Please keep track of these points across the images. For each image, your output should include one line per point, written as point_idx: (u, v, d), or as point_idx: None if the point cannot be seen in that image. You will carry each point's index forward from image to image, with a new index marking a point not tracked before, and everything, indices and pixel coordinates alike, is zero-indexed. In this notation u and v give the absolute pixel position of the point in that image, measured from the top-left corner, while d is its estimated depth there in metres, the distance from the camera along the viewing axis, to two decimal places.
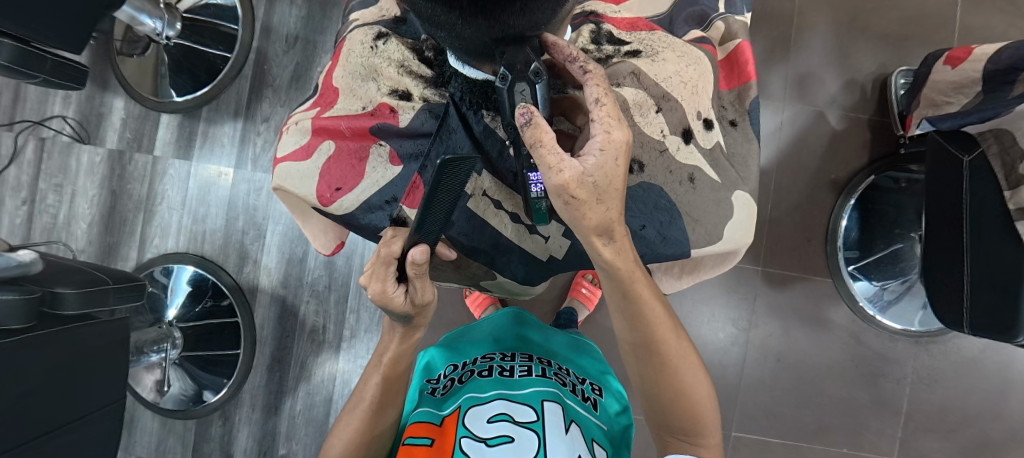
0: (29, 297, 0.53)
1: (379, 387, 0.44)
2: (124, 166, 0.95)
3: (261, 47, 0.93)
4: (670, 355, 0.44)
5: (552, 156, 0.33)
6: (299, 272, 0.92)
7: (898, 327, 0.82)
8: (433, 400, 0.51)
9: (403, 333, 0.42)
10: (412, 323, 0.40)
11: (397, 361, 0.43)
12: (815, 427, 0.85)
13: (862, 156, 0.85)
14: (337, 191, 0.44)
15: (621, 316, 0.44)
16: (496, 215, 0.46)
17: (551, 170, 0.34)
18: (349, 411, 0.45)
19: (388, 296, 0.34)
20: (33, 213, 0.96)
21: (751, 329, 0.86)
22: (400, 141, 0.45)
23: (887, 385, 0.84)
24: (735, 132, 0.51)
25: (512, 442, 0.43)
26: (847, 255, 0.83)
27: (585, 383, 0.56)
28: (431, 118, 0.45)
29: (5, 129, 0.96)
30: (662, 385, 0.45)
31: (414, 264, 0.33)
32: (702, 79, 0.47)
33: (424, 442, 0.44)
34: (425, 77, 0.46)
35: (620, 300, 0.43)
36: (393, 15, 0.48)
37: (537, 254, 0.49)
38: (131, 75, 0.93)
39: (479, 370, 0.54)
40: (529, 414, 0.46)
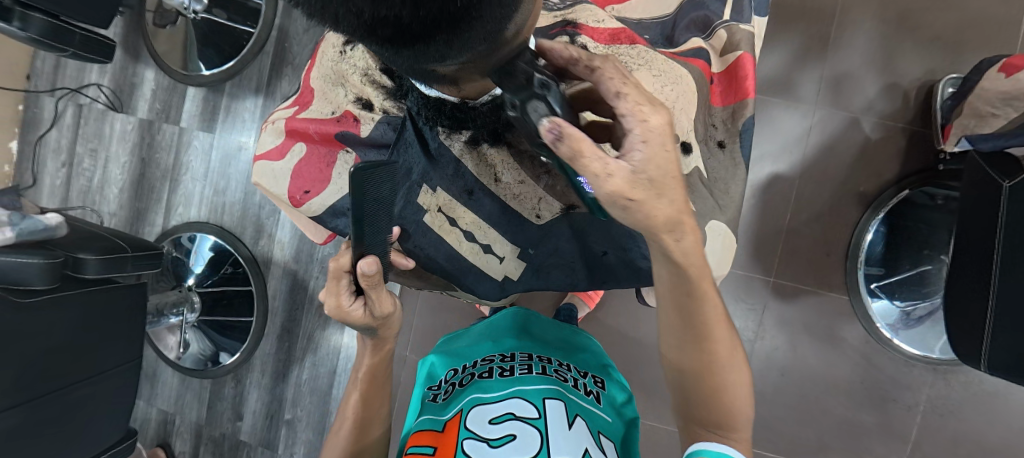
0: (51, 262, 0.57)
1: (359, 402, 0.48)
2: (153, 135, 0.99)
3: (283, 24, 0.94)
4: (718, 353, 0.42)
5: (596, 164, 0.27)
6: (309, 248, 0.94)
7: (916, 353, 0.77)
8: (436, 407, 0.52)
9: (372, 346, 0.47)
10: (380, 333, 0.44)
11: (370, 373, 0.49)
12: (815, 446, 0.82)
13: (896, 169, 0.79)
14: (306, 194, 0.46)
15: (672, 311, 0.41)
16: (450, 232, 0.45)
17: (599, 178, 0.28)
18: (333, 433, 0.49)
19: (346, 308, 0.38)
20: (71, 176, 1.02)
21: (756, 341, 0.84)
22: (364, 150, 0.44)
23: (897, 410, 0.80)
24: (721, 154, 0.48)
25: (514, 440, 0.42)
26: (869, 271, 0.79)
27: (586, 378, 0.56)
28: (389, 130, 0.42)
29: (48, 94, 1.01)
30: (705, 381, 0.42)
31: (367, 275, 0.35)
32: (681, 99, 0.43)
33: (426, 448, 0.45)
34: (386, 87, 0.42)
35: (680, 299, 0.40)
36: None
37: (492, 273, 0.49)
38: (162, 47, 0.96)
39: (480, 372, 0.54)
40: (532, 411, 0.46)
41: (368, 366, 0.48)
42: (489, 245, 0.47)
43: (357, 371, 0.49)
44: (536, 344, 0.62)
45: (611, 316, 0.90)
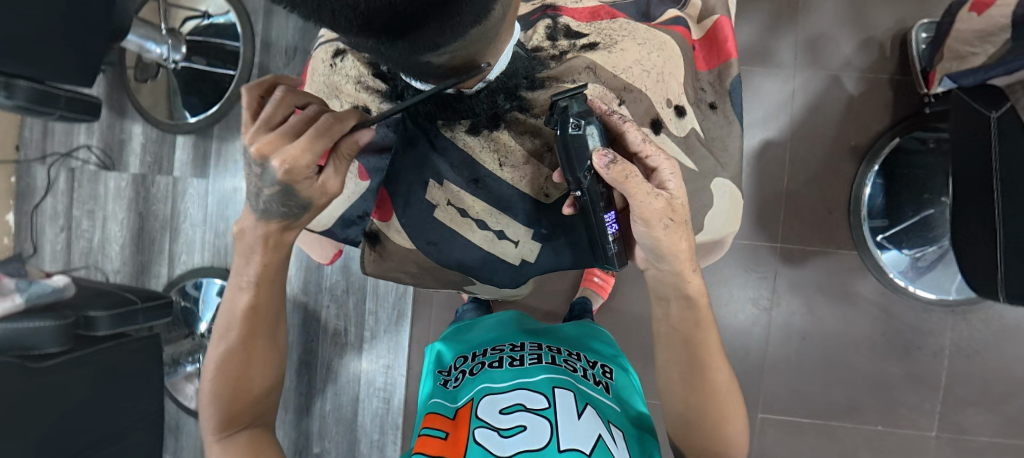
0: (61, 322, 0.57)
1: (245, 310, 0.42)
2: (148, 188, 0.99)
3: (263, 62, 0.95)
4: (727, 393, 0.44)
5: (643, 185, 0.36)
6: (317, 278, 0.94)
7: (932, 297, 0.78)
8: (445, 394, 0.52)
9: (268, 247, 0.39)
10: (302, 218, 0.38)
11: (261, 282, 0.41)
12: (847, 405, 0.82)
13: (884, 119, 0.80)
14: None
15: (680, 342, 0.44)
16: (464, 223, 0.44)
17: (649, 196, 0.36)
18: (217, 336, 0.43)
19: (305, 173, 0.33)
20: (71, 239, 1.02)
21: (773, 308, 0.83)
22: (366, 157, 0.47)
23: (922, 358, 0.80)
24: (715, 115, 0.50)
25: (524, 431, 0.42)
26: (873, 224, 0.79)
27: (595, 368, 0.55)
28: (389, 132, 0.44)
29: (38, 162, 1.02)
30: (705, 417, 0.44)
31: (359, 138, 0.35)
32: (668, 65, 0.44)
33: (438, 433, 0.45)
34: (380, 91, 0.41)
35: (687, 327, 0.44)
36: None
37: (509, 258, 0.47)
38: (146, 100, 0.97)
39: (489, 361, 0.54)
40: (541, 401, 0.45)
41: (261, 274, 0.41)
42: (502, 231, 0.45)
43: (245, 271, 0.41)
44: (542, 335, 0.61)
45: (625, 303, 0.89)
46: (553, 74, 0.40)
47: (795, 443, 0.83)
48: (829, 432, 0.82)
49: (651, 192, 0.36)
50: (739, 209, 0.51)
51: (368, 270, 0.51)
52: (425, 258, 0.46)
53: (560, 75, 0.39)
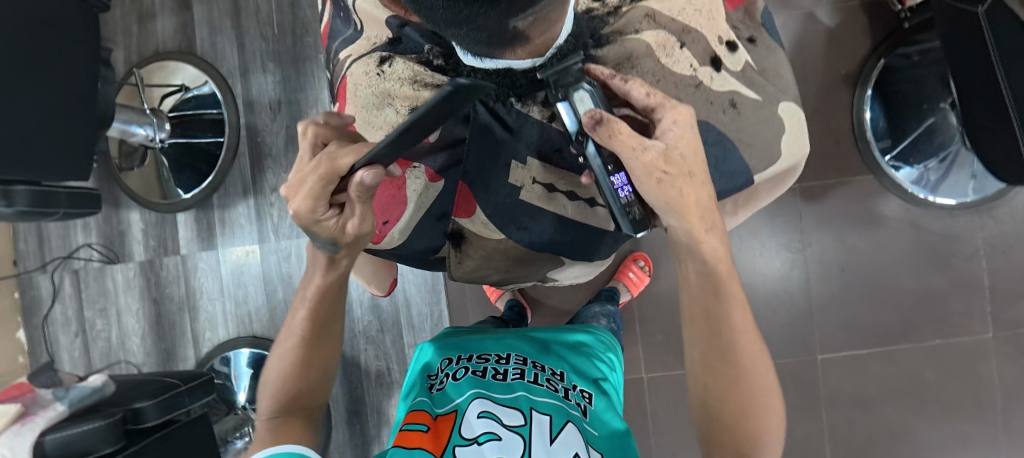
0: (109, 421, 0.54)
1: (306, 323, 0.41)
2: (157, 272, 0.97)
3: (249, 122, 0.94)
4: (762, 388, 0.34)
5: (631, 139, 0.34)
6: (349, 323, 0.92)
7: (954, 204, 0.78)
8: (429, 396, 0.47)
9: (327, 262, 0.39)
10: (340, 254, 0.38)
11: (323, 295, 0.41)
12: (901, 327, 0.82)
13: (865, 43, 0.82)
14: (384, 224, 0.48)
15: (698, 316, 0.36)
16: (553, 199, 0.47)
17: (636, 150, 0.34)
18: (278, 340, 0.41)
19: (316, 215, 0.34)
20: (88, 342, 0.99)
21: (805, 248, 0.84)
22: (430, 158, 0.46)
23: (961, 263, 0.80)
24: (757, 48, 0.50)
25: (497, 441, 0.38)
26: (880, 146, 0.80)
27: (577, 389, 0.49)
28: (459, 123, 0.44)
29: (40, 271, 0.99)
30: (728, 410, 0.34)
31: (363, 186, 0.31)
32: (713, 4, 0.47)
33: (419, 427, 0.41)
34: (442, 85, 0.47)
35: (697, 294, 0.36)
36: (387, 37, 0.50)
37: (602, 225, 0.49)
38: (138, 186, 0.95)
39: (473, 369, 0.49)
40: (517, 417, 0.41)
41: (321, 286, 0.40)
42: (592, 199, 0.48)
43: (309, 282, 0.41)
44: (532, 348, 0.56)
45: None
46: (616, 28, 0.46)
47: (858, 376, 0.83)
48: (889, 357, 0.82)
49: (637, 143, 0.34)
50: (803, 129, 0.50)
51: (456, 276, 0.54)
52: (519, 244, 0.49)
53: (623, 28, 0.46)
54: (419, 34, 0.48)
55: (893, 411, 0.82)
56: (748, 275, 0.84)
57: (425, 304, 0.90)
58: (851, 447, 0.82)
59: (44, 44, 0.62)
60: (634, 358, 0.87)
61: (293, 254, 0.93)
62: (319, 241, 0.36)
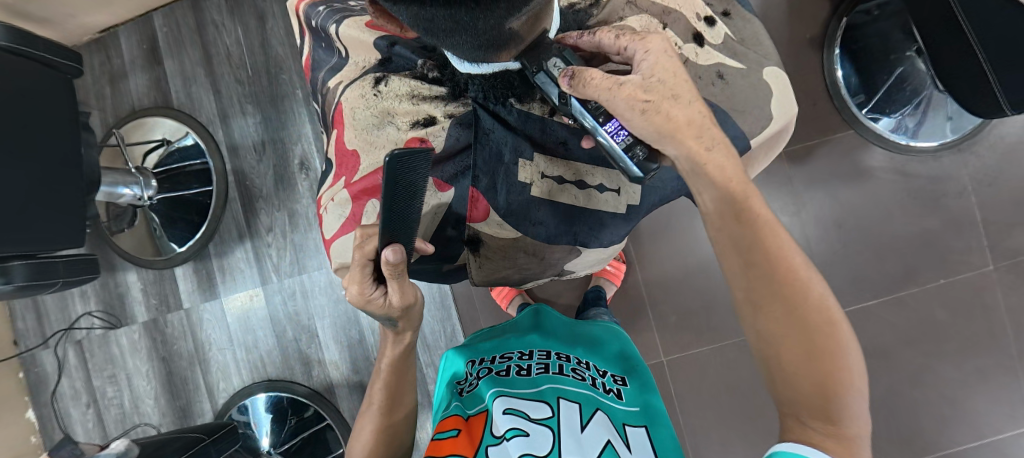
0: None
1: (383, 394, 0.46)
2: (163, 330, 0.96)
3: (235, 167, 0.94)
4: (821, 313, 0.32)
5: (605, 82, 0.36)
6: (363, 352, 0.92)
7: (935, 145, 0.81)
8: (460, 399, 0.48)
9: (393, 336, 0.45)
10: (399, 325, 0.43)
11: (395, 362, 0.46)
12: (904, 272, 0.83)
13: (825, 6, 0.84)
14: None
15: (729, 249, 0.36)
16: (563, 190, 0.49)
17: (613, 89, 0.36)
18: (360, 415, 0.47)
19: (367, 295, 0.39)
20: (100, 411, 0.97)
21: (800, 210, 0.86)
22: (440, 167, 0.47)
23: (952, 202, 0.82)
24: (733, 20, 0.51)
25: (526, 438, 0.39)
26: (857, 101, 0.83)
27: (605, 376, 0.51)
28: (464, 129, 0.46)
29: (42, 347, 0.97)
30: (791, 334, 0.33)
31: (388, 264, 0.35)
32: None
33: (451, 434, 0.41)
34: (440, 95, 0.48)
35: (733, 224, 0.36)
36: (376, 57, 0.51)
37: (614, 209, 0.50)
38: (131, 246, 0.94)
39: (497, 369, 0.50)
40: (545, 410, 0.42)
41: (392, 356, 0.46)
42: (600, 185, 0.49)
43: (382, 359, 0.47)
44: (554, 340, 0.57)
45: None
46: (602, 19, 0.47)
47: (871, 327, 0.84)
48: (898, 304, 0.83)
49: (611, 82, 0.36)
50: (789, 91, 0.50)
51: (479, 281, 0.53)
52: (537, 241, 0.49)
53: (608, 17, 0.47)
54: (409, 51, 0.49)
55: (911, 356, 0.83)
56: None
57: (436, 322, 0.90)
58: (877, 398, 0.83)
59: (23, 116, 0.62)
60: (651, 343, 0.88)
61: (297, 291, 0.93)
62: (379, 317, 0.42)
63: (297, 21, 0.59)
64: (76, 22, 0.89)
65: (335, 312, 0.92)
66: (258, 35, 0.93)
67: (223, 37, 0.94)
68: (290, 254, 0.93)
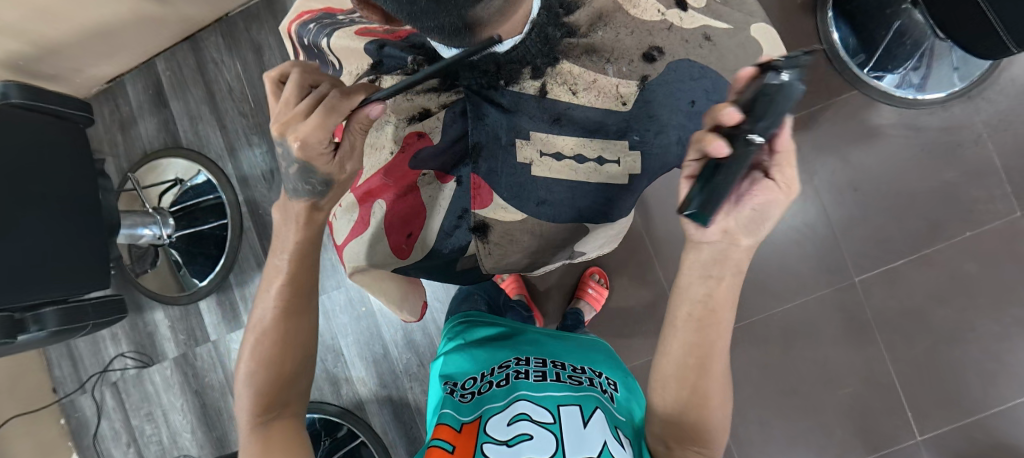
0: None
1: (281, 297, 0.42)
2: (193, 364, 0.98)
3: (248, 198, 0.96)
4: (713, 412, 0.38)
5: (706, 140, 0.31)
6: (389, 365, 0.92)
7: (942, 96, 0.79)
8: (455, 406, 0.46)
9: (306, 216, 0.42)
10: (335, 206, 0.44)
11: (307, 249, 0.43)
12: (928, 229, 0.81)
13: None
14: (409, 237, 0.51)
15: (681, 336, 0.37)
16: (563, 165, 0.48)
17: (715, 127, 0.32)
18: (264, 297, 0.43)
19: None
20: (141, 450, 0.99)
21: (812, 178, 0.84)
22: (438, 161, 0.50)
23: (969, 151, 0.80)
24: None
25: (530, 440, 0.38)
26: (857, 61, 0.81)
27: (600, 378, 0.50)
28: (456, 117, 0.50)
29: (80, 392, 1.00)
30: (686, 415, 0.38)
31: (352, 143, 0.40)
32: None
33: (444, 448, 0.40)
34: (435, 87, 0.51)
35: (688, 323, 0.37)
36: (368, 62, 0.50)
37: (619, 180, 0.49)
38: (156, 285, 0.97)
39: (497, 379, 0.48)
40: (547, 414, 0.41)
41: (302, 239, 0.43)
42: (600, 157, 0.48)
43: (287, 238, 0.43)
44: (546, 346, 0.56)
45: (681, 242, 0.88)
46: None
47: (901, 288, 0.82)
48: (925, 262, 0.81)
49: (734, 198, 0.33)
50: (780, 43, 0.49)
51: (489, 271, 0.53)
52: (542, 221, 0.49)
53: None
54: (399, 50, 0.48)
55: (946, 313, 0.80)
56: None
57: None
58: (917, 361, 0.81)
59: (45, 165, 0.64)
60: None
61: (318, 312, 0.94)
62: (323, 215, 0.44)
63: (292, 45, 0.60)
64: (85, 75, 0.93)
65: (358, 330, 0.93)
66: (257, 67, 0.96)
67: (223, 73, 0.97)
68: None
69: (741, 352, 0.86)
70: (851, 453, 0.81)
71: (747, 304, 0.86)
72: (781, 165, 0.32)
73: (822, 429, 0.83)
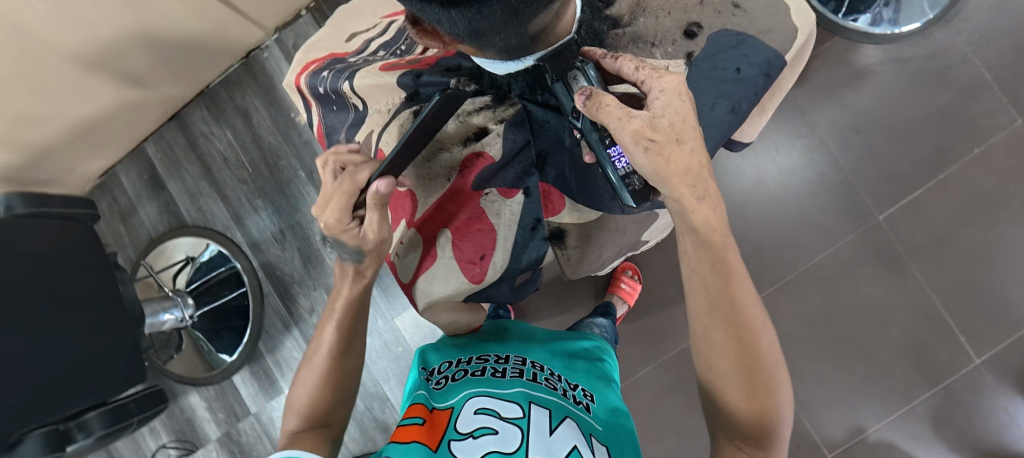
0: None
1: (336, 334, 0.45)
2: (237, 440, 0.95)
3: (263, 262, 0.96)
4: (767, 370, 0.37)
5: (618, 110, 0.38)
6: None
7: (919, 25, 0.81)
8: (428, 391, 0.48)
9: (354, 274, 0.47)
10: (366, 262, 0.46)
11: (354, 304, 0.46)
12: (936, 154, 0.82)
13: None
14: (483, 258, 0.54)
15: (698, 288, 0.39)
16: None
17: (622, 119, 0.38)
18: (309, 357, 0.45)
19: (343, 225, 0.44)
20: None
21: (813, 128, 0.85)
22: (501, 178, 0.52)
23: (958, 71, 0.81)
24: None
25: (494, 435, 0.38)
26: (830, 9, 0.83)
27: (577, 389, 0.49)
28: (516, 129, 0.51)
29: None
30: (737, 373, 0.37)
31: (379, 195, 0.41)
32: None
33: (415, 421, 0.41)
34: (487, 104, 0.52)
35: (705, 272, 0.38)
36: (402, 95, 0.53)
37: None
38: (185, 368, 0.95)
39: (472, 370, 0.50)
40: (516, 410, 0.41)
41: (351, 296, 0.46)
42: None
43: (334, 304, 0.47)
44: (529, 348, 0.56)
45: None
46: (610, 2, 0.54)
47: (924, 216, 0.82)
48: (942, 187, 0.82)
49: (623, 114, 0.38)
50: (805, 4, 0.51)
51: (570, 273, 0.60)
52: (614, 214, 0.52)
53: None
54: (436, 76, 0.52)
55: (974, 232, 0.81)
56: (774, 175, 0.86)
57: None
58: (957, 285, 0.81)
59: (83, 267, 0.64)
60: None
61: None
62: (348, 252, 0.46)
63: (303, 97, 0.63)
64: (79, 173, 0.93)
65: (399, 370, 0.91)
66: (247, 132, 0.96)
67: (215, 144, 0.97)
68: None
69: (783, 312, 0.85)
70: (915, 390, 0.81)
71: (779, 263, 0.86)
72: (665, 145, 0.38)
73: (880, 372, 0.82)
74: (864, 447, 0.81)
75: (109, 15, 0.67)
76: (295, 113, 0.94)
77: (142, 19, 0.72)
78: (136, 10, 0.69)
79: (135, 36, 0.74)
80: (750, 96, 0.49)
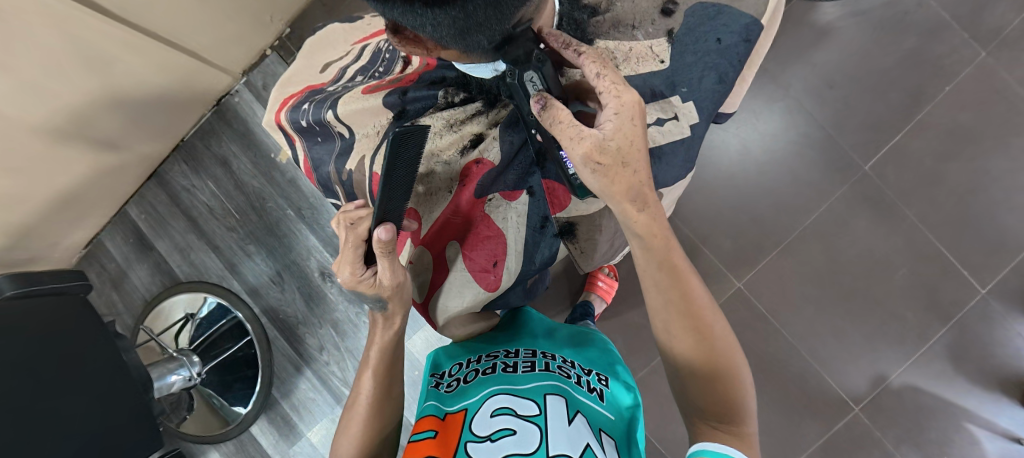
0: None
1: (374, 382, 0.46)
2: None
3: (264, 307, 0.94)
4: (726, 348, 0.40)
5: (570, 128, 0.36)
6: None
7: None
8: (440, 397, 0.47)
9: (383, 321, 0.49)
10: (389, 307, 0.47)
11: (385, 351, 0.48)
12: (909, 98, 0.84)
13: None
14: (495, 264, 0.53)
15: (652, 289, 0.42)
16: None
17: (573, 139, 0.36)
18: (352, 408, 0.46)
19: (359, 276, 0.44)
20: None
21: (787, 91, 0.87)
22: (502, 182, 0.52)
23: (916, 15, 0.83)
24: None
25: (512, 435, 0.37)
26: None
27: (590, 375, 0.50)
28: (510, 130, 0.52)
29: None
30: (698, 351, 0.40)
31: (382, 242, 0.40)
32: None
33: (427, 435, 0.40)
34: (479, 111, 0.53)
35: (657, 274, 0.41)
36: (390, 115, 0.54)
37: (681, 134, 0.51)
38: (200, 427, 0.93)
39: (483, 368, 0.50)
40: (532, 407, 0.40)
41: (383, 343, 0.48)
42: (657, 118, 0.50)
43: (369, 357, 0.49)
44: (537, 339, 0.57)
45: (693, 193, 0.89)
46: None
47: (908, 160, 0.84)
48: (921, 128, 0.83)
49: (574, 133, 0.36)
50: None
51: (585, 268, 0.59)
52: None
53: None
54: (423, 91, 0.54)
55: (959, 167, 0.82)
56: (756, 142, 0.87)
57: None
58: (951, 221, 0.82)
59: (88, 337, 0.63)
60: (721, 276, 0.87)
61: None
62: (370, 300, 0.46)
63: (284, 133, 0.63)
64: (62, 246, 0.91)
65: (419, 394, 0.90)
66: (229, 180, 0.95)
67: (198, 197, 0.96)
68: (350, 365, 0.92)
69: (788, 274, 0.86)
70: (929, 330, 0.82)
71: (776, 227, 0.86)
72: (608, 168, 0.37)
73: (893, 317, 0.83)
74: (890, 395, 0.82)
75: (72, 82, 0.66)
76: (275, 153, 0.93)
77: (107, 81, 0.71)
78: (100, 73, 0.68)
79: (102, 99, 0.73)
80: (736, 62, 0.50)
